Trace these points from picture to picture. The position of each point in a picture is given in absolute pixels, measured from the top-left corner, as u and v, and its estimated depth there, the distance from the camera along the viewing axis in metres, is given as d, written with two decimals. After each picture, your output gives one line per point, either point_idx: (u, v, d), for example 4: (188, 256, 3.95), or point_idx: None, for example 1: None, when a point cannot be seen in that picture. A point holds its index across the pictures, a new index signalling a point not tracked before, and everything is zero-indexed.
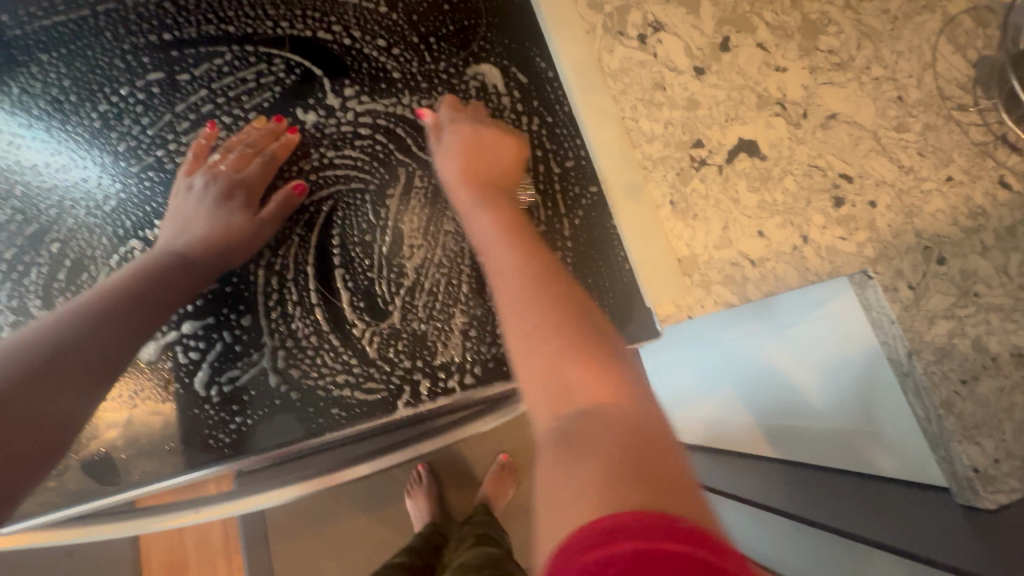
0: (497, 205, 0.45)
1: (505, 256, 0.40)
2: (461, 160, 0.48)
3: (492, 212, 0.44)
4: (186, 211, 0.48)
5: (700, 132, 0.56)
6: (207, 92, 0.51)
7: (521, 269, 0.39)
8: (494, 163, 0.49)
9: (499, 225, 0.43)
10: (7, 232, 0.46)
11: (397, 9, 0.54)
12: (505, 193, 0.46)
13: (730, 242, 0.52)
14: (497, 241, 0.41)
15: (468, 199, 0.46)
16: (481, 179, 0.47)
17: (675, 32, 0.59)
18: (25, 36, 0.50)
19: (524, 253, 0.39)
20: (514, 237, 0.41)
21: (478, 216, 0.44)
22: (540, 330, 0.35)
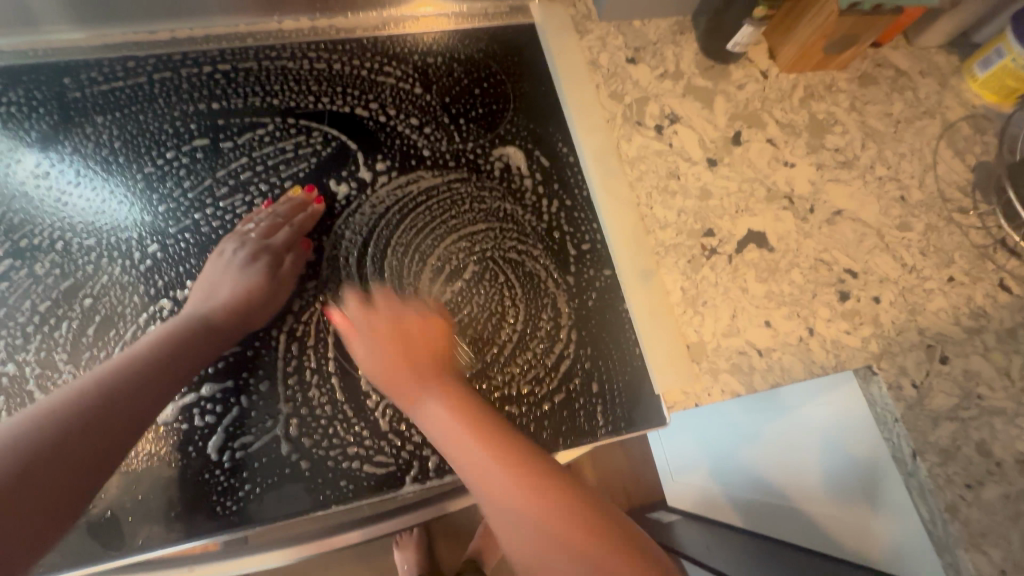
0: (408, 351, 0.46)
1: (438, 408, 0.43)
2: (364, 321, 0.47)
3: (392, 363, 0.45)
4: (212, 275, 0.49)
5: (711, 221, 0.58)
6: (247, 159, 0.54)
7: (455, 405, 0.43)
8: (416, 341, 0.46)
9: (411, 397, 0.44)
10: (43, 285, 0.48)
11: (430, 93, 0.59)
12: (427, 335, 0.47)
13: (738, 331, 0.54)
14: (420, 402, 0.44)
15: (357, 334, 0.47)
16: (395, 341, 0.46)
17: (690, 124, 0.63)
18: (84, 98, 0.54)
19: (456, 403, 0.43)
20: (428, 380, 0.44)
21: (373, 368, 0.46)
22: (495, 472, 0.40)
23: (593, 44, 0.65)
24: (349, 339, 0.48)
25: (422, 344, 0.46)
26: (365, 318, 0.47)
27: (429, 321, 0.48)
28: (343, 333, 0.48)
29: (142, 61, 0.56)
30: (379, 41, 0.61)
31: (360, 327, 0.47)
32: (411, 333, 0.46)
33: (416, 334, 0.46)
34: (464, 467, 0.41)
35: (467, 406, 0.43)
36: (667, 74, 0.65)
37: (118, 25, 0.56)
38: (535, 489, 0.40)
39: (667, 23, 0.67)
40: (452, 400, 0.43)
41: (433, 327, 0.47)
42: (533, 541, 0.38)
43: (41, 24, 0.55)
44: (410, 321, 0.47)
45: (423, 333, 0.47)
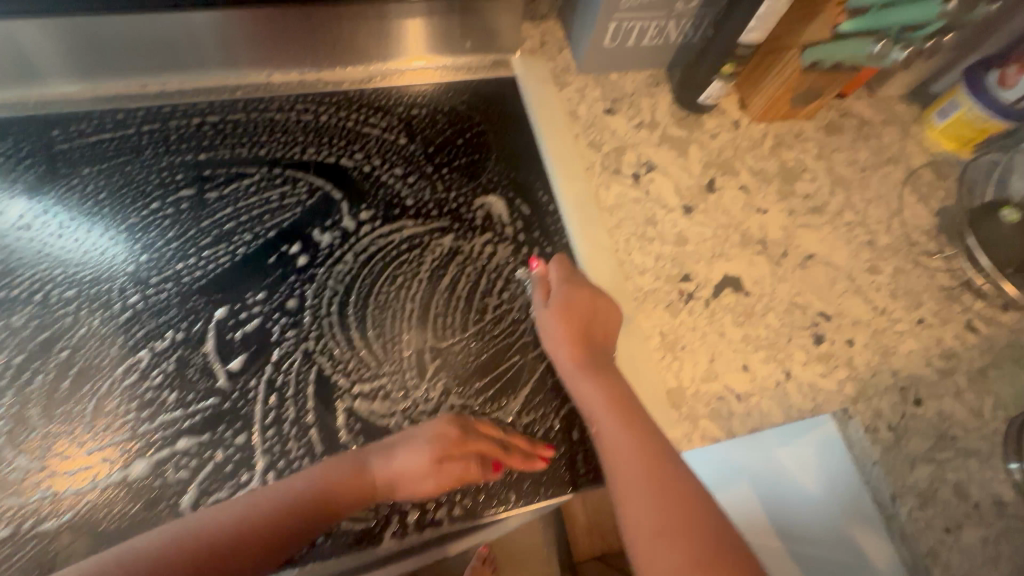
0: (585, 328, 0.51)
1: (586, 384, 0.49)
2: (560, 292, 0.52)
3: (571, 330, 0.51)
4: (199, 341, 0.49)
5: (688, 266, 0.60)
6: (232, 209, 0.55)
7: (600, 384, 0.49)
8: (598, 326, 0.51)
9: (577, 359, 0.50)
10: (20, 337, 0.48)
11: (414, 143, 0.61)
12: (594, 303, 0.52)
13: (716, 374, 0.55)
14: (577, 374, 0.50)
15: (551, 307, 0.52)
16: (578, 311, 0.51)
17: (666, 172, 0.65)
18: (72, 150, 0.55)
19: (609, 388, 0.48)
20: (589, 355, 0.50)
21: (562, 334, 0.51)
22: (617, 439, 0.46)
23: (572, 96, 0.68)
24: (541, 307, 0.53)
25: (609, 327, 0.52)
26: (567, 290, 0.52)
27: (599, 293, 0.52)
28: (538, 301, 0.53)
29: (132, 114, 0.58)
30: (366, 94, 0.63)
31: (552, 295, 0.53)
32: (599, 319, 0.52)
33: (598, 315, 0.52)
34: (605, 426, 0.47)
35: (612, 404, 0.47)
36: (643, 124, 0.68)
37: (113, 79, 0.58)
38: (641, 452, 0.45)
39: (642, 76, 0.71)
40: (602, 389, 0.48)
41: (611, 316, 0.52)
42: (641, 481, 0.44)
43: (40, 80, 0.56)
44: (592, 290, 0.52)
45: (596, 309, 0.52)
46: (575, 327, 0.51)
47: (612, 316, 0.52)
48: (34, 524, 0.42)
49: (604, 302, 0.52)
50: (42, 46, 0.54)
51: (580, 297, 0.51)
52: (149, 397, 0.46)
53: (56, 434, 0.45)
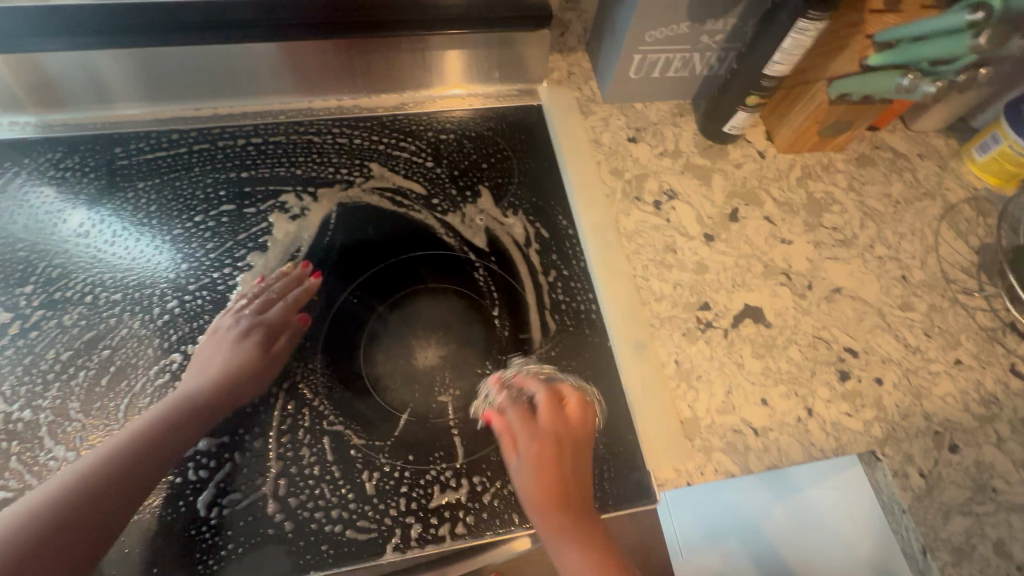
0: (561, 473, 0.45)
1: (569, 548, 0.43)
2: (524, 441, 0.47)
3: (545, 489, 0.45)
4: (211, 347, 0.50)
5: (707, 295, 0.59)
6: (267, 224, 0.58)
7: (583, 543, 0.44)
8: (571, 458, 0.46)
9: (550, 514, 0.44)
10: (68, 334, 0.51)
11: (440, 166, 0.64)
12: (566, 439, 0.47)
13: (733, 407, 0.53)
14: (555, 536, 0.44)
15: (524, 469, 0.46)
16: (546, 453, 0.46)
17: (688, 201, 0.65)
18: (131, 165, 0.61)
19: (583, 529, 0.44)
20: (562, 505, 0.45)
21: (534, 494, 0.45)
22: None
23: (596, 124, 0.70)
24: (513, 462, 0.47)
25: (584, 460, 0.47)
26: (535, 448, 0.46)
27: (569, 421, 0.48)
28: (507, 460, 0.47)
29: (184, 134, 0.63)
30: (398, 119, 0.67)
31: (521, 452, 0.46)
32: (574, 452, 0.46)
33: (569, 444, 0.47)
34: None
35: (590, 539, 0.44)
36: (666, 153, 0.69)
37: (172, 103, 0.64)
38: None
39: (667, 106, 0.72)
40: (577, 536, 0.44)
41: (585, 434, 0.48)
42: None
43: (113, 101, 0.63)
44: (552, 424, 0.47)
45: (569, 431, 0.47)
46: (542, 468, 0.45)
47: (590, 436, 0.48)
48: None
49: (576, 432, 0.47)
50: (124, 70, 0.60)
51: (544, 432, 0.47)
52: None
53: (91, 427, 0.47)
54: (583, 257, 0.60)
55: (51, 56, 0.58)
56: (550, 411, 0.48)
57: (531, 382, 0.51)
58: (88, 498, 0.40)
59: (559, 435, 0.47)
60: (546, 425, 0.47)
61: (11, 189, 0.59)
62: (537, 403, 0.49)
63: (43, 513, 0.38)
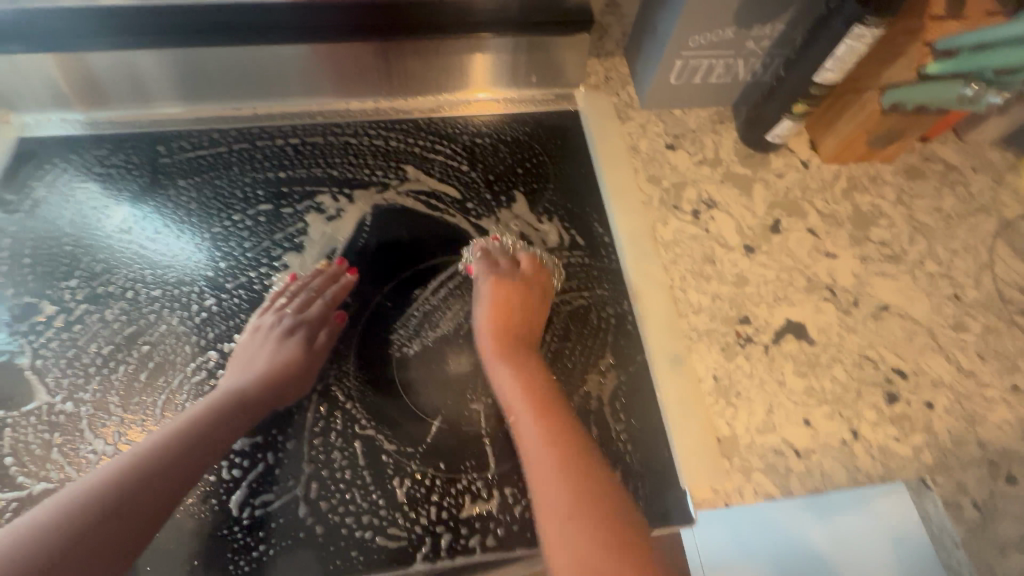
0: (508, 316, 0.52)
1: (506, 371, 0.48)
2: (505, 265, 0.55)
3: (502, 320, 0.52)
4: (250, 350, 0.50)
5: (747, 308, 0.57)
6: (304, 224, 0.59)
7: (526, 373, 0.48)
8: (518, 314, 0.52)
9: (500, 343, 0.50)
10: (109, 329, 0.52)
11: (476, 170, 0.63)
12: (533, 302, 0.54)
13: (774, 427, 0.51)
14: (494, 359, 0.49)
15: (485, 295, 0.54)
16: (506, 289, 0.53)
17: (728, 210, 0.64)
18: (173, 163, 0.62)
19: (525, 369, 0.48)
20: (516, 346, 0.50)
21: (490, 325, 0.52)
22: (539, 439, 0.43)
23: (634, 130, 0.68)
24: (480, 286, 0.55)
25: (534, 326, 0.53)
26: (493, 284, 0.54)
27: (536, 286, 0.55)
28: (472, 283, 0.56)
29: (225, 133, 0.64)
30: (434, 122, 0.67)
31: (479, 291, 0.54)
32: (524, 310, 0.52)
33: (518, 299, 0.52)
34: (523, 420, 0.45)
35: (532, 378, 0.48)
36: (705, 161, 0.67)
37: (211, 102, 0.64)
38: (561, 443, 0.43)
39: (707, 113, 0.70)
40: (521, 372, 0.48)
41: (533, 301, 0.53)
42: (559, 489, 0.40)
43: (152, 100, 0.64)
44: (508, 294, 0.53)
45: (528, 292, 0.54)
46: (525, 302, 0.53)
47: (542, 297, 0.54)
48: None
49: (527, 294, 0.53)
50: (162, 70, 0.61)
51: (514, 274, 0.55)
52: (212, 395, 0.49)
53: (129, 422, 0.48)
54: (620, 265, 0.59)
55: (97, 56, 0.59)
56: (527, 263, 0.56)
57: (501, 252, 0.57)
58: (126, 493, 0.39)
59: (523, 283, 0.54)
60: (518, 273, 0.55)
61: (58, 185, 0.60)
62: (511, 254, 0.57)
63: (87, 508, 0.37)
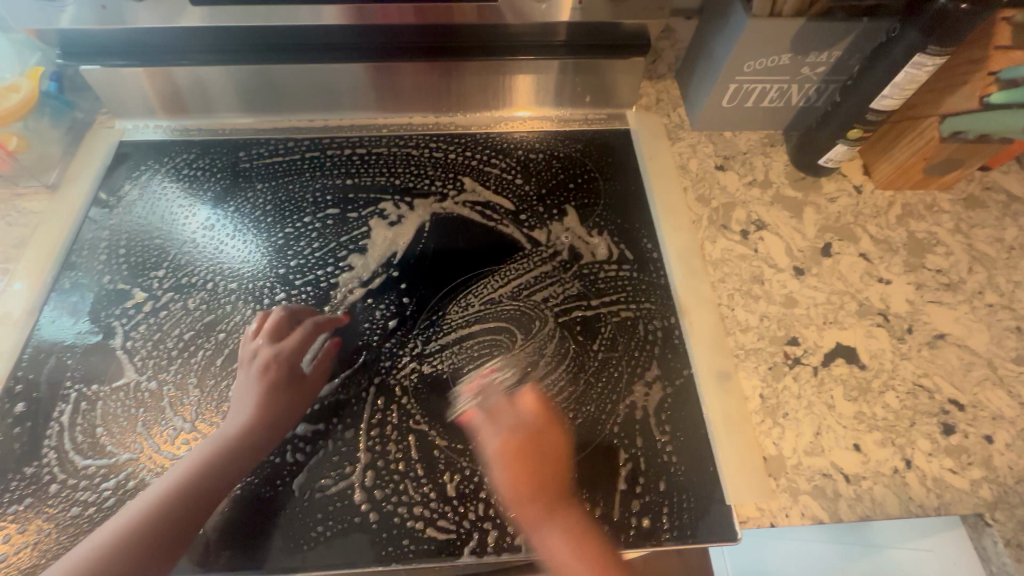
0: (536, 472, 0.47)
1: (556, 538, 0.45)
2: (502, 420, 0.49)
3: (518, 485, 0.47)
4: (241, 387, 0.50)
5: (796, 329, 0.57)
6: (367, 228, 0.62)
7: (575, 535, 0.45)
8: (543, 460, 0.48)
9: (522, 499, 0.46)
10: (191, 317, 0.56)
11: (529, 184, 0.66)
12: (553, 446, 0.49)
13: (823, 449, 0.51)
14: (540, 524, 0.45)
15: (493, 456, 0.48)
16: (518, 453, 0.47)
17: (777, 232, 0.64)
18: (252, 168, 0.67)
19: (574, 531, 0.45)
20: (552, 509, 0.46)
21: (512, 488, 0.47)
22: None
23: (684, 150, 0.70)
24: (484, 446, 0.49)
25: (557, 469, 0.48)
26: (504, 439, 0.48)
27: (548, 426, 0.50)
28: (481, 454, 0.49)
29: (299, 142, 0.69)
30: (490, 138, 0.70)
31: (489, 442, 0.49)
32: (545, 458, 0.48)
33: (546, 449, 0.48)
34: None
35: (584, 541, 0.45)
36: (755, 182, 0.68)
37: (274, 115, 0.70)
38: None
39: (758, 136, 0.71)
40: (569, 529, 0.45)
41: (552, 435, 0.49)
42: None
43: (218, 110, 0.70)
44: (529, 441, 0.48)
45: (547, 437, 0.49)
46: (528, 474, 0.47)
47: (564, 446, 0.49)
48: None
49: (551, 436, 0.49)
50: (232, 84, 0.67)
51: (516, 432, 0.49)
52: None
53: (206, 402, 0.52)
54: (669, 281, 0.60)
55: (180, 69, 0.65)
56: (528, 406, 0.50)
57: (497, 391, 0.52)
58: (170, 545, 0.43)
59: (522, 434, 0.48)
60: (513, 423, 0.49)
61: (150, 184, 0.66)
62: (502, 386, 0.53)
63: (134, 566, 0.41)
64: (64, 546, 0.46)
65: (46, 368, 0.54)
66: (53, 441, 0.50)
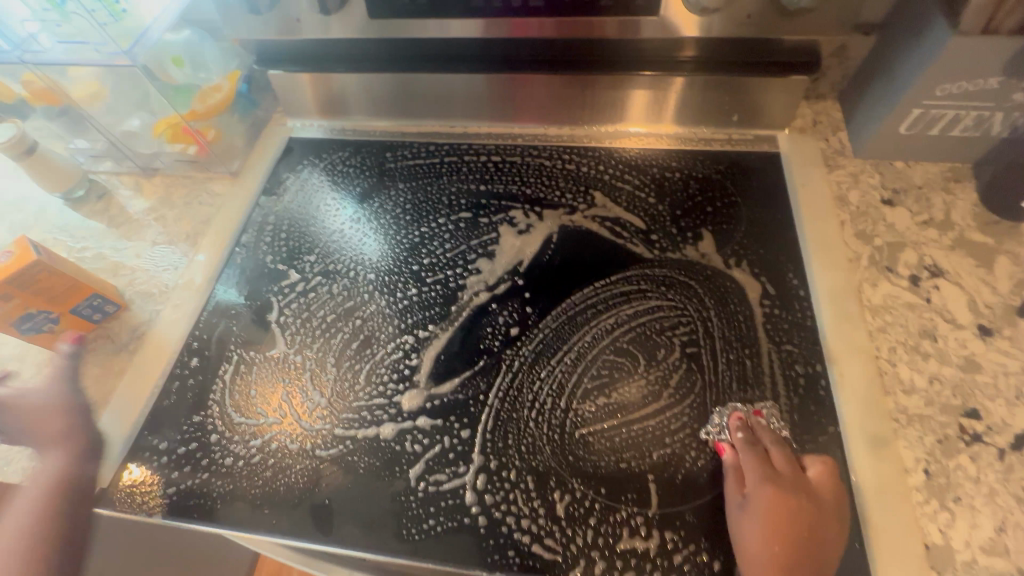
0: (790, 522, 0.43)
1: (760, 525, 0.43)
2: (766, 455, 0.47)
3: (778, 531, 0.43)
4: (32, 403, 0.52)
5: (976, 400, 0.48)
6: (496, 234, 0.64)
7: None
8: (800, 523, 0.43)
9: (775, 537, 0.43)
10: (334, 301, 0.62)
11: (662, 203, 0.63)
12: (822, 523, 0.44)
13: (1006, 550, 0.42)
14: (767, 542, 0.42)
15: (758, 510, 0.44)
16: (781, 510, 0.44)
17: (958, 282, 0.55)
18: (396, 168, 0.72)
19: (792, 563, 0.42)
20: (797, 569, 0.42)
21: (772, 560, 0.42)
22: None
23: (844, 179, 0.63)
24: (741, 497, 0.45)
25: (829, 550, 0.43)
26: (772, 496, 0.44)
27: (831, 511, 0.44)
28: (729, 499, 0.46)
29: (439, 147, 0.73)
30: (624, 153, 0.69)
31: (750, 496, 0.45)
32: (812, 529, 0.43)
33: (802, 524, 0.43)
34: None
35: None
36: (933, 222, 0.59)
37: (408, 121, 0.76)
38: None
39: (939, 168, 0.62)
40: (794, 569, 0.42)
41: (827, 536, 0.43)
42: None
43: (353, 113, 0.77)
44: (798, 520, 0.43)
45: (820, 502, 0.44)
46: (783, 527, 0.43)
47: (830, 536, 0.43)
48: (312, 448, 0.53)
49: (826, 518, 0.44)
50: (379, 91, 0.73)
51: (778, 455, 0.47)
52: (405, 372, 0.55)
53: (340, 382, 0.56)
54: (818, 323, 0.54)
55: (339, 75, 0.72)
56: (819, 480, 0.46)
57: (769, 436, 0.48)
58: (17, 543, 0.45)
59: (788, 475, 0.46)
60: (797, 482, 0.45)
61: (309, 178, 0.73)
62: (788, 449, 0.48)
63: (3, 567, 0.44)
64: (216, 490, 0.52)
65: (217, 332, 0.61)
66: (217, 397, 0.57)
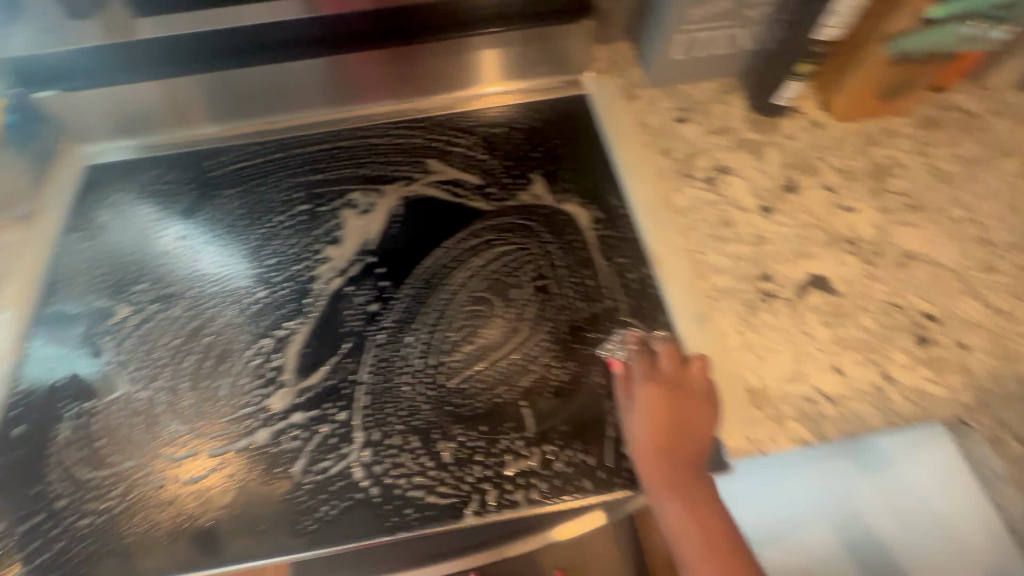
0: (668, 416, 0.49)
1: (644, 420, 0.49)
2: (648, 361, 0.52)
3: (659, 424, 0.49)
4: None
5: (768, 266, 0.59)
6: (339, 219, 0.63)
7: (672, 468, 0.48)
8: (677, 415, 0.49)
9: (654, 429, 0.49)
10: (177, 325, 0.57)
11: (493, 158, 0.67)
12: (696, 411, 0.49)
13: (804, 376, 0.52)
14: (647, 434, 0.49)
15: (640, 409, 0.50)
16: (662, 404, 0.49)
17: (741, 175, 0.65)
18: (220, 175, 0.68)
19: (670, 449, 0.48)
20: (670, 450, 0.48)
21: (651, 447, 0.48)
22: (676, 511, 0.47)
23: (642, 107, 0.71)
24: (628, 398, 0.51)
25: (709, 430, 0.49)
26: (652, 392, 0.50)
27: (705, 402, 0.49)
28: (619, 402, 0.51)
29: (263, 145, 0.70)
30: (451, 118, 0.71)
31: (636, 397, 0.50)
32: (688, 417, 0.49)
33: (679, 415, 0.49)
34: (665, 503, 0.47)
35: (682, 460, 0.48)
36: (715, 130, 0.69)
37: (229, 123, 0.70)
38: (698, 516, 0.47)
39: (714, 85, 0.72)
40: (671, 452, 0.48)
41: (701, 423, 0.49)
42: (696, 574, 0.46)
43: (180, 123, 0.70)
44: (674, 414, 0.49)
45: (693, 392, 0.50)
46: (663, 419, 0.49)
47: (703, 426, 0.49)
48: (181, 478, 0.49)
49: (702, 405, 0.49)
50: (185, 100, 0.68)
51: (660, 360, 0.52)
52: (269, 375, 0.54)
53: (200, 403, 0.53)
54: (642, 234, 0.61)
55: (134, 87, 0.66)
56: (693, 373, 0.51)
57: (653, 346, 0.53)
58: None
59: (667, 373, 0.51)
60: (675, 378, 0.51)
61: (121, 205, 0.67)
62: (674, 351, 0.53)
63: None
64: (78, 554, 0.47)
65: (41, 390, 0.55)
66: (56, 458, 0.51)
